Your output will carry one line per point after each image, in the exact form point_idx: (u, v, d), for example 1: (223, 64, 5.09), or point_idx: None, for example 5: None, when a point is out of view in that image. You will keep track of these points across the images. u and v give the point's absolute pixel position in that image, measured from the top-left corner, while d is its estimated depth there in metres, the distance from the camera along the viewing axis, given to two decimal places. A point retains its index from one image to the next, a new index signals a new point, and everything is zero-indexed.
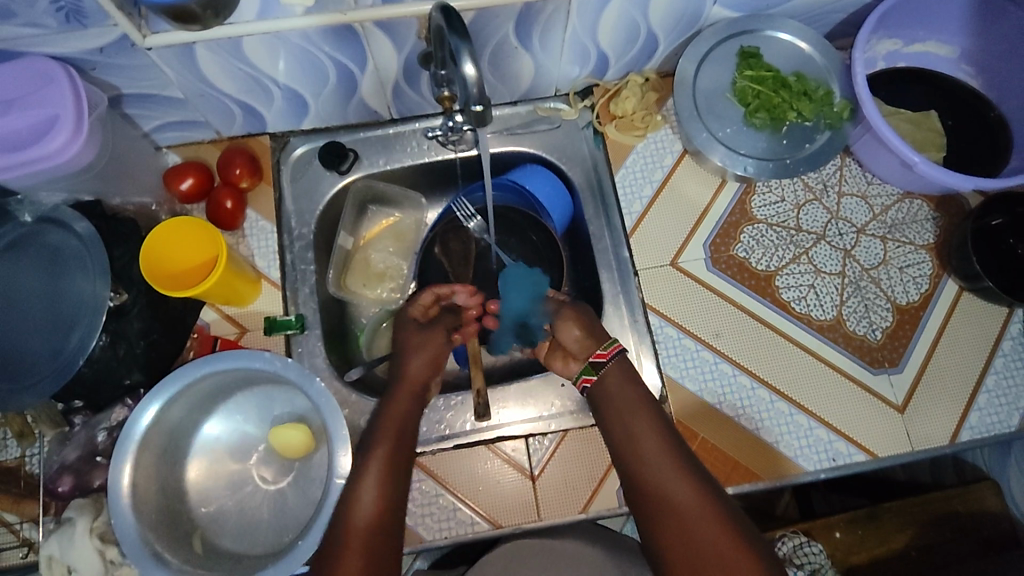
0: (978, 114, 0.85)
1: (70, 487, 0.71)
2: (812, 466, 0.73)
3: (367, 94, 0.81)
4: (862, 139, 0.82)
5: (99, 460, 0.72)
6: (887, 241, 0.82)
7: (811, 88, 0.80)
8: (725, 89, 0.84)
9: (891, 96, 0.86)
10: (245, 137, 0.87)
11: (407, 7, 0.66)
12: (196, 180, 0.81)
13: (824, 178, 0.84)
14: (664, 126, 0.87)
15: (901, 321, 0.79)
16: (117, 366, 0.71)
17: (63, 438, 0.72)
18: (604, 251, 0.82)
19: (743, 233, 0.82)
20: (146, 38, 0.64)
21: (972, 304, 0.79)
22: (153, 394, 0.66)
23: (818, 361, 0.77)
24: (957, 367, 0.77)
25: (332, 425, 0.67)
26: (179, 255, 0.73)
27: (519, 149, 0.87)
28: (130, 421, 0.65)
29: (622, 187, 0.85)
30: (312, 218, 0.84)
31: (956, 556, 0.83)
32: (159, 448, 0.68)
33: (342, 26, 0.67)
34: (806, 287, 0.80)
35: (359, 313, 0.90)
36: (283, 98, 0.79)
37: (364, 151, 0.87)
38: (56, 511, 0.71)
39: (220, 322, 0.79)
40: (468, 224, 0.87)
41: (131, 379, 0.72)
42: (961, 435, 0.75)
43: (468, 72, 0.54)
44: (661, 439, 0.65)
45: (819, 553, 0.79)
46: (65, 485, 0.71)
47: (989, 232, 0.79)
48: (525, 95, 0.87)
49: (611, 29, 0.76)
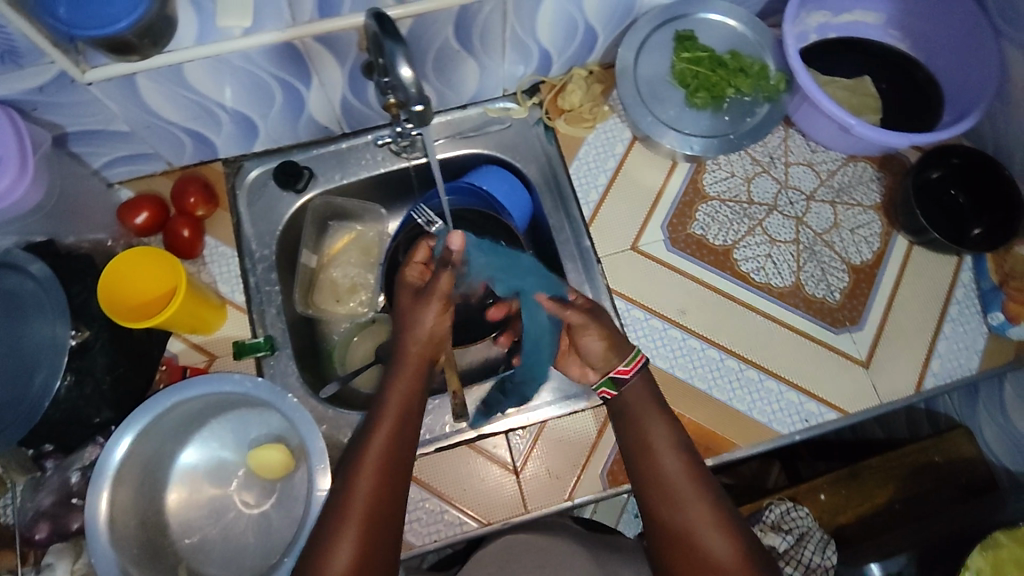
0: (908, 76, 0.89)
1: (47, 534, 0.70)
2: (787, 429, 0.74)
3: (315, 110, 0.82)
4: (800, 108, 0.85)
5: (75, 502, 0.71)
6: (837, 205, 0.85)
7: (746, 64, 0.83)
8: (666, 74, 0.86)
9: (824, 67, 0.89)
10: (198, 166, 0.86)
11: (344, 19, 0.67)
12: (151, 213, 0.81)
13: (770, 150, 0.87)
14: (612, 115, 0.89)
15: (857, 280, 0.81)
16: (84, 405, 0.70)
17: (35, 484, 0.71)
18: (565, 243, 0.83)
19: (698, 211, 0.84)
20: (85, 73, 0.64)
21: (923, 256, 0.82)
22: (124, 427, 0.65)
23: (781, 326, 0.79)
24: (915, 317, 0.79)
25: (308, 439, 0.66)
26: (137, 287, 0.72)
27: (474, 151, 0.88)
28: (102, 456, 0.64)
29: (579, 179, 0.86)
30: (272, 239, 0.84)
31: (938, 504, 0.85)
32: (135, 481, 0.67)
33: (282, 45, 0.68)
34: (764, 257, 0.82)
35: (331, 329, 0.90)
36: (231, 122, 0.79)
37: (319, 168, 0.87)
38: (36, 559, 0.70)
39: (188, 351, 0.77)
40: (430, 229, 0.85)
41: (101, 417, 0.71)
42: (926, 383, 0.77)
43: (405, 75, 0.55)
44: (680, 461, 0.63)
45: (806, 515, 0.81)
46: (42, 532, 0.70)
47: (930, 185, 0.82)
48: (474, 98, 0.88)
49: (549, 24, 0.78)
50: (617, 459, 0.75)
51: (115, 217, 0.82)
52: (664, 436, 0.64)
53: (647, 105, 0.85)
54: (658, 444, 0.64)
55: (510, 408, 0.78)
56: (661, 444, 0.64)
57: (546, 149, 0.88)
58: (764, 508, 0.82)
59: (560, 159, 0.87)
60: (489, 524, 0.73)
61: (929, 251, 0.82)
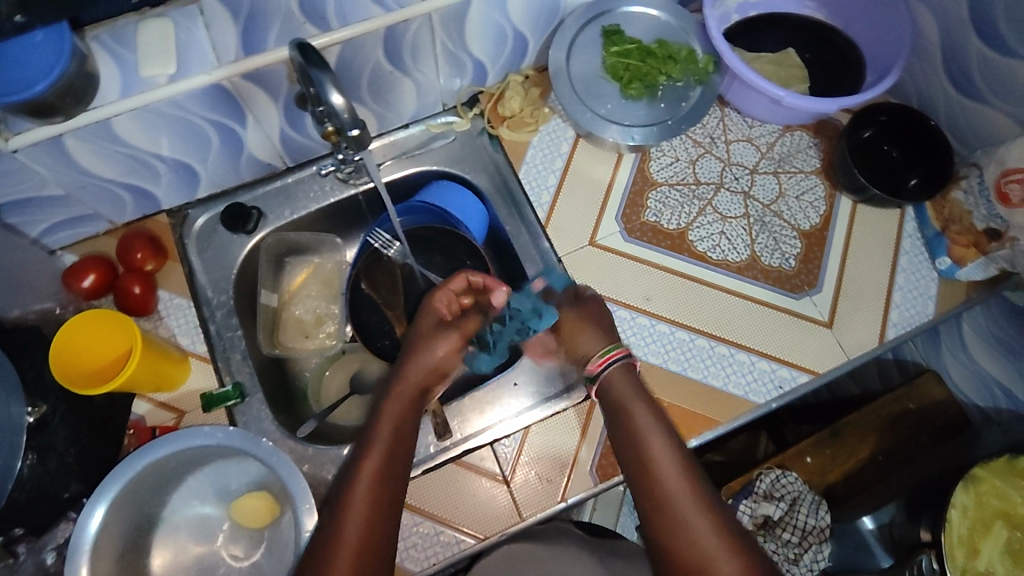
0: (829, 44, 0.92)
1: None
2: (763, 398, 0.76)
3: (255, 148, 0.81)
4: (731, 87, 0.87)
5: None
6: (780, 175, 0.87)
7: (674, 51, 0.85)
8: (598, 70, 0.87)
9: (750, 45, 0.92)
10: (142, 220, 0.84)
11: (272, 54, 0.66)
12: (98, 274, 0.78)
13: (710, 131, 0.89)
14: (553, 116, 0.89)
15: (809, 244, 0.83)
16: (53, 480, 0.68)
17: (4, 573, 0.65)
18: (525, 247, 0.84)
19: (649, 198, 0.86)
20: (9, 140, 0.62)
21: (868, 212, 0.85)
22: (96, 498, 0.63)
23: (744, 299, 0.80)
24: (869, 272, 0.82)
25: (290, 482, 0.65)
26: (90, 351, 0.70)
27: (423, 169, 0.88)
28: (75, 533, 0.61)
29: (529, 183, 0.87)
30: (228, 284, 0.82)
31: (923, 449, 0.85)
32: (115, 552, 0.65)
33: (212, 88, 0.67)
34: (717, 235, 0.84)
35: (302, 367, 0.89)
36: (169, 171, 0.78)
37: (267, 206, 0.86)
38: None
39: (154, 411, 0.76)
40: (389, 252, 0.88)
41: (70, 490, 0.69)
42: (888, 334, 0.79)
43: (337, 101, 0.56)
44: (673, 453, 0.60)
45: (796, 481, 0.82)
46: None
47: (865, 143, 0.86)
48: (415, 116, 0.88)
49: (478, 35, 0.78)
50: (603, 452, 0.76)
51: (61, 283, 0.79)
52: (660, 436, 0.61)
53: (586, 101, 0.86)
54: (656, 445, 0.61)
55: (492, 419, 0.78)
56: (658, 445, 0.61)
57: (493, 157, 0.88)
58: (755, 478, 0.83)
59: (507, 166, 0.87)
60: (485, 539, 0.72)
61: (872, 206, 0.85)
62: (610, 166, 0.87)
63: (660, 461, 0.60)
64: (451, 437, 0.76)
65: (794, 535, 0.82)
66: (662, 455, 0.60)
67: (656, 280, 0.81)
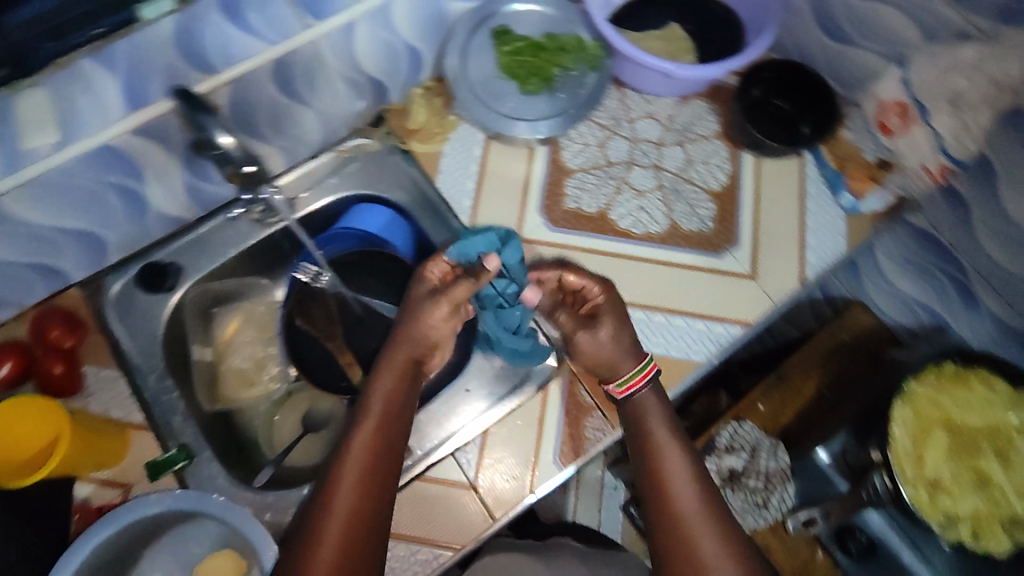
0: (710, 11, 0.96)
1: None
2: (703, 356, 0.79)
3: (160, 202, 0.78)
4: (624, 67, 0.90)
5: None
6: (686, 144, 0.90)
7: (563, 42, 0.87)
8: (495, 72, 0.88)
9: (635, 24, 0.95)
10: (51, 296, 0.80)
11: (158, 103, 0.65)
12: (13, 361, 0.74)
13: (613, 113, 0.91)
14: (462, 123, 0.89)
15: (722, 204, 0.87)
16: None
17: None
18: None
19: (567, 187, 0.87)
20: None
21: (771, 167, 0.89)
22: None
23: (672, 267, 0.83)
24: (781, 220, 0.86)
25: (249, 530, 0.63)
26: (16, 442, 0.66)
27: (339, 195, 0.89)
28: None
29: (446, 193, 0.86)
30: (158, 347, 0.80)
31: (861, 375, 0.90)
32: None
33: (100, 147, 0.65)
34: (636, 210, 0.86)
35: (251, 416, 0.88)
36: (73, 241, 0.75)
37: (185, 260, 0.84)
38: None
39: (98, 491, 0.72)
40: (320, 283, 0.89)
41: None
42: (808, 275, 0.84)
43: (226, 142, 0.61)
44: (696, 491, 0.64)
45: (755, 429, 0.87)
46: None
47: (755, 101, 0.89)
48: (324, 143, 0.89)
49: (369, 53, 0.78)
50: (564, 438, 0.77)
51: None
52: (679, 455, 0.66)
53: (488, 105, 0.87)
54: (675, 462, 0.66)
55: (452, 429, 0.78)
56: (674, 461, 0.66)
57: (407, 173, 0.88)
58: (714, 434, 0.88)
59: (422, 178, 0.87)
60: (460, 550, 0.72)
61: (775, 159, 0.88)
62: (523, 163, 0.88)
63: (677, 476, 0.65)
64: (413, 454, 0.76)
65: (760, 481, 0.88)
66: (679, 471, 0.65)
67: (586, 265, 0.83)
